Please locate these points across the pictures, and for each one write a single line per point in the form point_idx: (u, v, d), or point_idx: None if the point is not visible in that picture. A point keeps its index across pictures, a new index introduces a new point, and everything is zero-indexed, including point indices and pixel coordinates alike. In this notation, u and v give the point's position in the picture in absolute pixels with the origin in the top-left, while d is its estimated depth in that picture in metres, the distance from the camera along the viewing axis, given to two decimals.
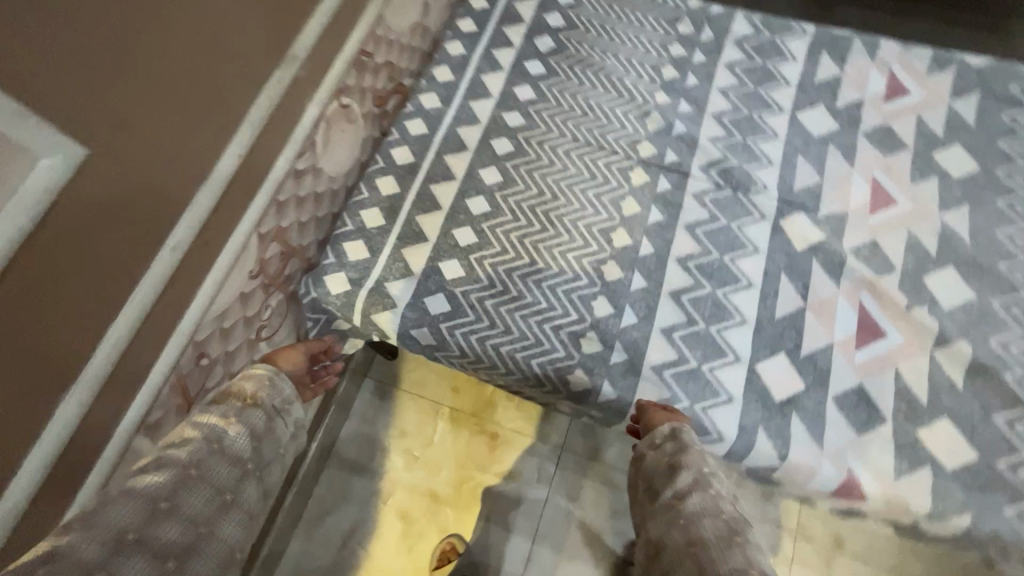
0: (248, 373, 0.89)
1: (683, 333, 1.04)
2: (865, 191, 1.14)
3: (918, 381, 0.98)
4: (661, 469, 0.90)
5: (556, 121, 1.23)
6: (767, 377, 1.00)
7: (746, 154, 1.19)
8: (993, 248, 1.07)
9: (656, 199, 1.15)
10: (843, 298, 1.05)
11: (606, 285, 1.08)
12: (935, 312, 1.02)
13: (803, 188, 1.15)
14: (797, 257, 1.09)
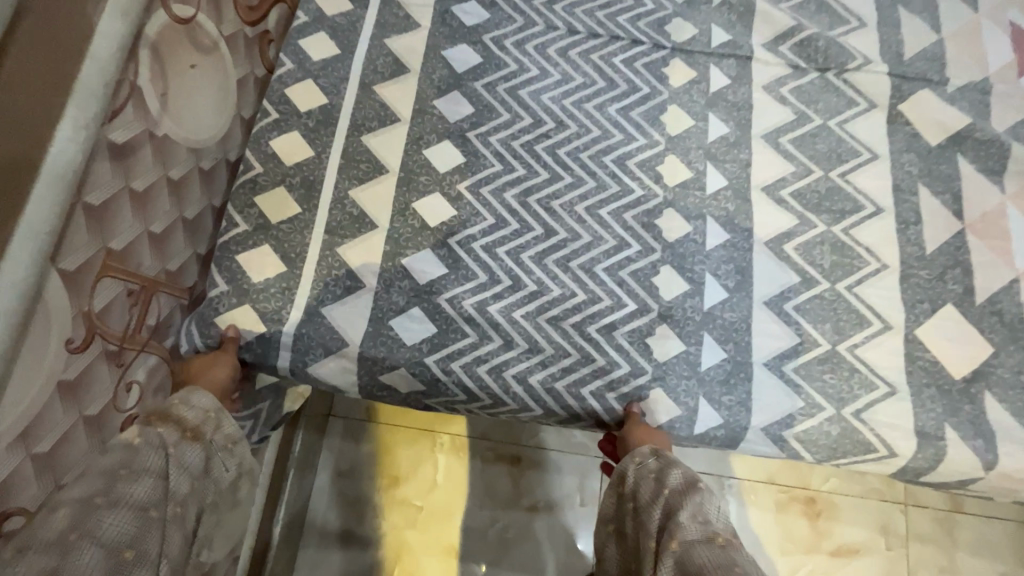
0: (188, 398, 0.57)
1: (800, 301, 0.67)
2: (1005, 43, 0.77)
3: None
4: (646, 488, 0.59)
5: (536, 8, 0.79)
6: (937, 346, 0.66)
7: (826, 15, 0.79)
8: None
9: (714, 103, 0.75)
10: (1014, 205, 0.70)
11: (671, 247, 0.69)
12: None
13: (920, 54, 0.77)
14: (936, 154, 0.72)
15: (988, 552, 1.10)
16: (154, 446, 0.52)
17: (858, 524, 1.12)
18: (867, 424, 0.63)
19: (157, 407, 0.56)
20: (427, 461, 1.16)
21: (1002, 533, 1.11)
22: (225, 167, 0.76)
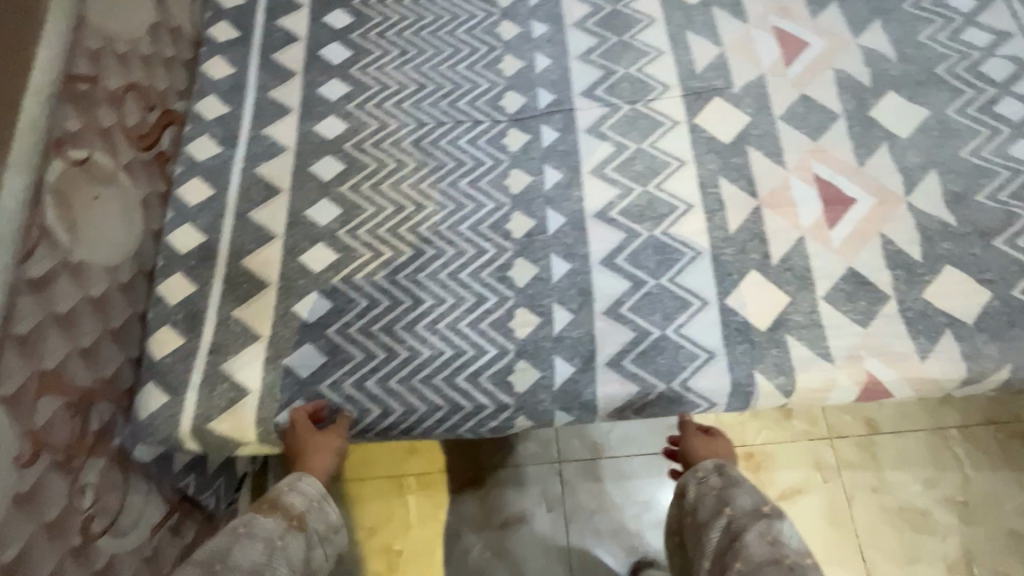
0: (297, 484, 0.73)
1: (632, 303, 0.80)
2: (772, 44, 0.95)
3: (908, 238, 0.81)
4: (708, 505, 0.82)
5: (387, 109, 0.93)
6: (746, 309, 0.79)
7: (629, 54, 0.96)
8: (920, 55, 0.92)
9: (547, 155, 0.89)
10: (795, 176, 0.86)
11: (523, 290, 0.81)
12: (895, 147, 0.87)
13: (709, 66, 0.94)
14: (730, 149, 0.88)
15: (910, 464, 1.23)
16: (264, 537, 0.66)
17: (795, 466, 1.24)
18: (691, 389, 0.76)
19: (278, 495, 0.72)
20: (398, 505, 1.22)
21: (917, 442, 1.24)
22: (143, 277, 0.85)
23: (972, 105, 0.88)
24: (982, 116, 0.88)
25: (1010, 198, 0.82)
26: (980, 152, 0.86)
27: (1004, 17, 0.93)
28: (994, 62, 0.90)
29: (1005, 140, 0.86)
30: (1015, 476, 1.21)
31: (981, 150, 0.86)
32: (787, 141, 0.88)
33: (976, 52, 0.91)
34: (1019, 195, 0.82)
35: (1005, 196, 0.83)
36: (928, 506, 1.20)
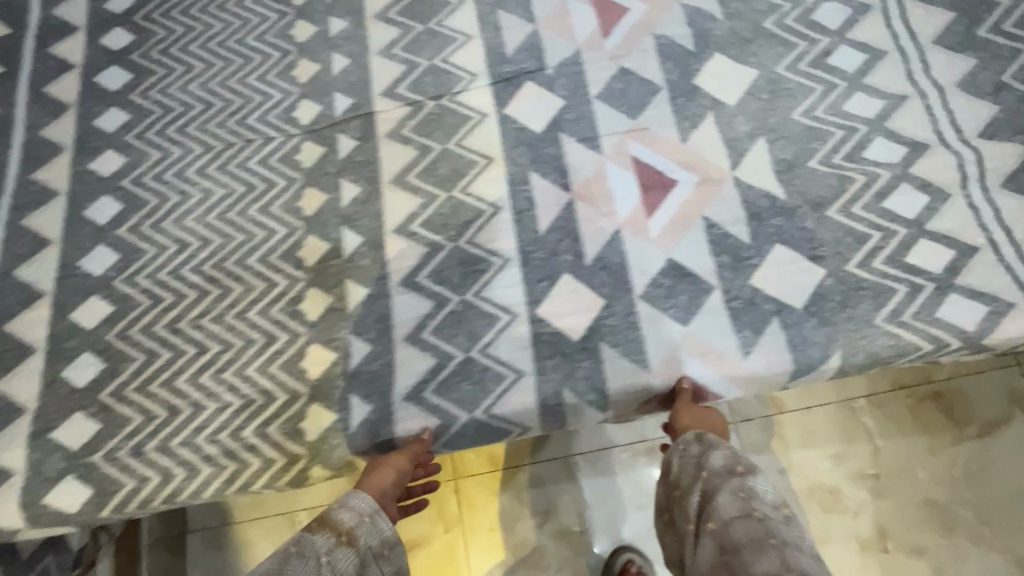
0: (346, 499, 0.66)
1: (435, 325, 0.73)
2: (589, 14, 0.86)
3: (733, 218, 0.74)
4: (689, 474, 0.65)
5: (171, 135, 0.84)
6: (558, 317, 0.72)
7: (435, 44, 0.87)
8: (748, 9, 0.83)
9: (344, 168, 0.81)
10: (611, 162, 0.78)
11: (315, 324, 0.74)
12: (721, 116, 0.79)
13: (520, 47, 0.85)
14: (542, 139, 0.80)
15: (817, 442, 1.16)
16: (309, 556, 0.59)
17: None
18: (497, 416, 0.69)
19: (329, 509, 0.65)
20: None
21: (825, 417, 1.18)
22: None
23: (804, 61, 0.80)
24: (815, 72, 0.79)
25: (845, 160, 0.75)
26: (812, 112, 0.77)
27: None
28: (827, 8, 0.82)
29: (839, 95, 0.78)
30: (926, 442, 1.15)
31: (815, 109, 0.77)
32: (603, 123, 0.80)
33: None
34: (854, 156, 0.75)
35: (839, 159, 0.75)
36: (836, 484, 1.14)
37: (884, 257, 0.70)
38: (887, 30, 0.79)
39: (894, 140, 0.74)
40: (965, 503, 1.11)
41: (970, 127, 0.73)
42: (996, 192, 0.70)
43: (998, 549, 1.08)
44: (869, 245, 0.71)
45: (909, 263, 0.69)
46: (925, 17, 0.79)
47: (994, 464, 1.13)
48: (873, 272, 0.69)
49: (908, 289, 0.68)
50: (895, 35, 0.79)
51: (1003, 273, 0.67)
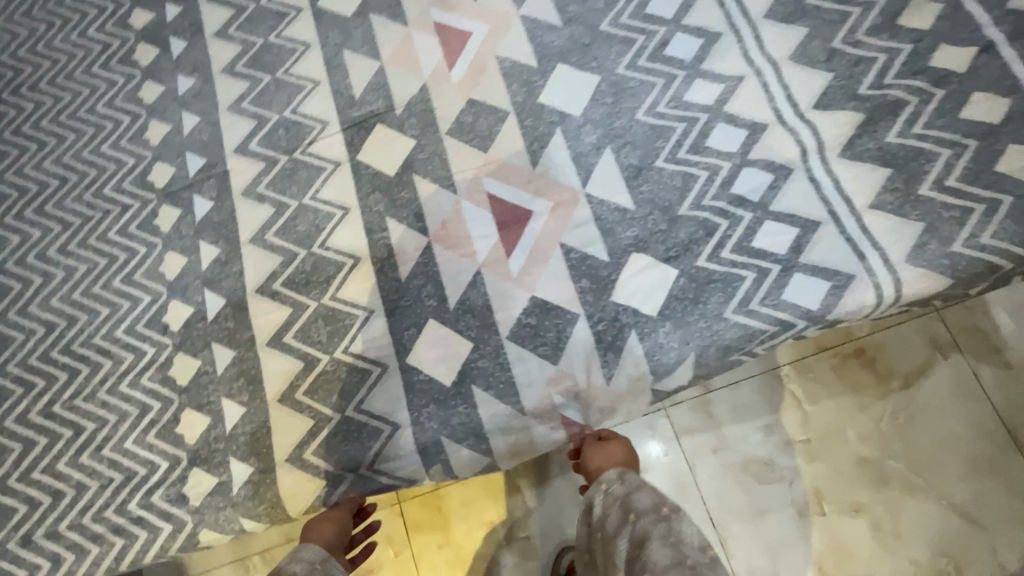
0: (297, 552, 0.71)
1: (306, 387, 0.73)
2: (430, 45, 0.84)
3: (590, 242, 0.73)
4: (613, 517, 0.75)
5: (29, 217, 0.84)
6: (430, 366, 0.72)
7: (283, 92, 0.85)
8: (587, 14, 0.82)
9: (202, 229, 0.80)
10: (468, 203, 0.76)
11: (187, 389, 0.74)
12: (568, 129, 0.78)
13: (366, 87, 0.84)
14: (395, 183, 0.79)
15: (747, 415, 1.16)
16: None
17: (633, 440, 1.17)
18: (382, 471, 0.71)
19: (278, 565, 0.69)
20: None
21: (753, 389, 1.18)
22: None
23: (644, 57, 0.79)
24: (656, 68, 0.78)
25: (689, 153, 0.74)
26: (655, 108, 0.77)
27: None
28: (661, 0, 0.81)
29: (679, 85, 0.77)
30: (853, 400, 1.15)
31: (657, 104, 0.77)
32: (454, 157, 0.79)
33: None
34: (697, 148, 0.74)
35: (683, 153, 0.74)
36: (771, 455, 1.14)
37: (732, 246, 0.70)
38: (722, 14, 0.78)
39: (734, 124, 0.74)
40: (895, 455, 1.12)
41: (806, 100, 0.73)
42: (834, 161, 0.70)
43: (930, 498, 1.10)
44: (718, 236, 0.70)
45: (756, 248, 0.69)
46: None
47: (920, 413, 1.13)
48: (722, 265, 0.69)
49: (756, 275, 0.68)
50: (729, 18, 0.78)
51: (844, 244, 0.67)
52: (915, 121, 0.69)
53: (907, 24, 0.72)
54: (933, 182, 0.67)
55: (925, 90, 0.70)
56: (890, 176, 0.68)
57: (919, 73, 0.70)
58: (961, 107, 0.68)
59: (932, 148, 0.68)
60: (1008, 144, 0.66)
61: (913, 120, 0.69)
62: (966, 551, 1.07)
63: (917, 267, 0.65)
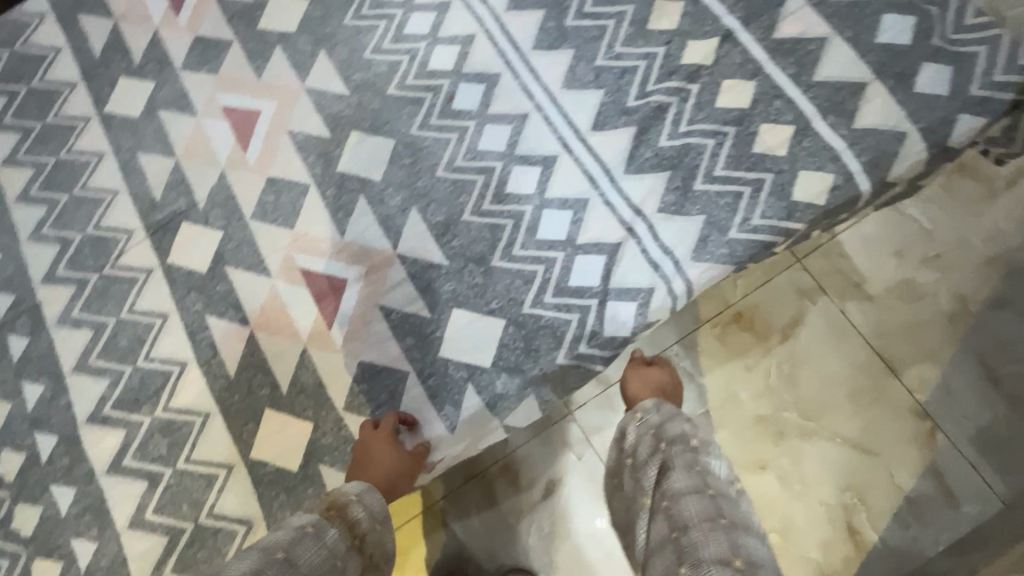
0: (365, 499, 0.64)
1: (155, 505, 0.72)
2: (223, 132, 0.84)
3: (408, 298, 0.74)
4: (646, 445, 0.73)
5: None
6: (274, 456, 0.72)
7: (84, 207, 0.83)
8: (368, 72, 0.83)
9: (21, 368, 0.77)
10: (281, 282, 0.77)
11: (33, 539, 0.72)
12: (370, 191, 0.78)
13: (166, 186, 0.83)
14: (209, 279, 0.78)
15: None
16: (328, 550, 0.57)
17: None
18: None
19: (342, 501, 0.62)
20: None
21: None
22: None
23: (428, 106, 0.80)
24: (442, 113, 0.79)
25: (493, 205, 0.75)
26: (450, 159, 0.78)
27: None
28: (435, 44, 0.82)
29: (472, 135, 0.78)
30: (741, 363, 1.20)
31: (456, 158, 0.78)
32: (265, 244, 0.78)
33: (421, 43, 0.82)
34: (500, 197, 0.75)
35: (487, 205, 0.75)
36: None
37: (553, 289, 0.71)
38: (494, 49, 0.80)
39: (528, 165, 0.75)
40: (786, 406, 1.17)
41: (584, 122, 0.75)
42: (622, 180, 0.72)
43: (825, 438, 1.15)
44: (537, 283, 0.72)
45: (573, 286, 0.71)
46: (522, 25, 0.79)
47: (803, 360, 1.19)
48: (543, 309, 0.71)
49: (580, 314, 0.70)
50: (501, 52, 0.79)
51: (640, 257, 0.70)
52: (680, 120, 0.72)
53: (656, 27, 0.75)
54: (704, 176, 0.70)
55: (682, 88, 0.73)
56: (668, 178, 0.71)
57: (674, 73, 0.74)
58: (717, 97, 0.72)
59: (698, 141, 0.71)
60: (761, 125, 0.70)
61: (678, 120, 0.72)
62: (867, 480, 1.13)
63: (703, 262, 0.68)
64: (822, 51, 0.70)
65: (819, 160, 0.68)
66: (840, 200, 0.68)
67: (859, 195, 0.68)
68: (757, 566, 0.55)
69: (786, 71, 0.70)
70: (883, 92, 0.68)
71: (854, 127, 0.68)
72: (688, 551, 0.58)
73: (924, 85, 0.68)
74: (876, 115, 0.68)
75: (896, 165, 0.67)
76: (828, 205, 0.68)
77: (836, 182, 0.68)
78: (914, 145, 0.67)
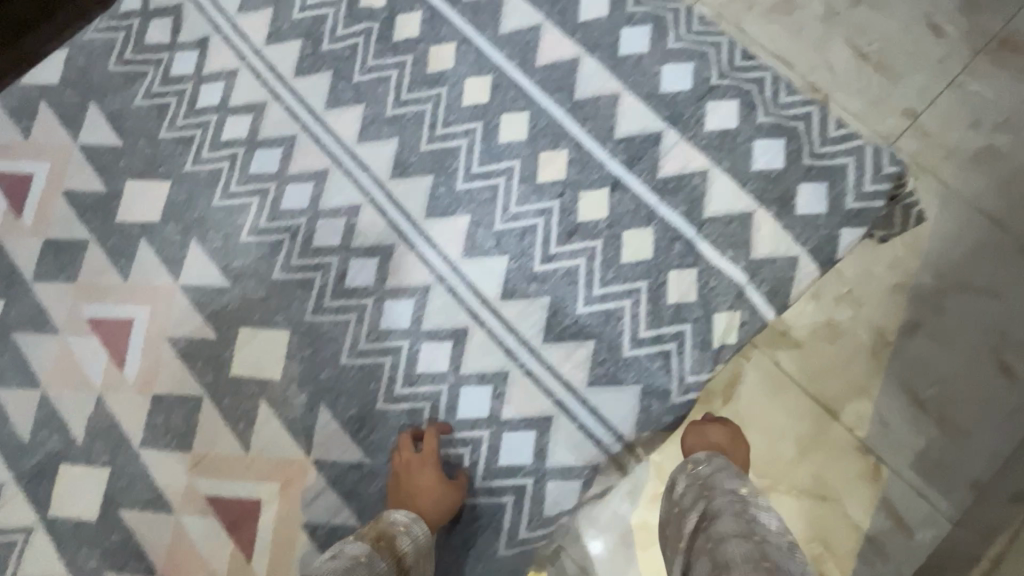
0: (414, 525, 0.60)
1: None
2: (94, 349, 0.75)
3: (332, 507, 0.68)
4: (691, 493, 0.61)
5: None
6: None
7: None
8: (248, 257, 0.76)
9: None
10: (186, 514, 0.69)
11: None
12: (271, 392, 0.72)
13: (35, 424, 0.73)
14: (102, 526, 0.69)
15: None
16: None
17: None
18: None
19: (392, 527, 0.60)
20: None
21: None
22: None
23: (320, 287, 0.75)
24: (336, 293, 0.74)
25: (406, 387, 0.71)
26: (353, 343, 0.73)
27: (311, 155, 0.79)
28: (317, 219, 0.77)
29: (373, 316, 0.73)
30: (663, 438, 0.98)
31: (359, 342, 0.72)
32: (160, 472, 0.70)
33: (301, 218, 0.77)
34: (411, 378, 0.71)
35: (399, 389, 0.71)
36: None
37: (482, 472, 0.68)
38: (382, 218, 0.76)
39: (437, 340, 0.72)
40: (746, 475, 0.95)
41: (493, 292, 0.72)
42: (543, 349, 0.70)
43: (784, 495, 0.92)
44: (465, 467, 0.68)
45: (505, 466, 0.67)
46: (408, 190, 0.76)
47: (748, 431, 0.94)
48: (477, 496, 0.67)
49: (515, 496, 0.67)
50: (390, 221, 0.75)
51: (577, 432, 0.67)
52: (593, 282, 0.70)
53: (545, 179, 0.73)
54: (631, 343, 0.68)
55: (586, 247, 0.71)
56: (594, 348, 0.69)
57: (568, 224, 0.72)
58: (620, 252, 0.70)
59: (615, 306, 0.69)
60: (663, 270, 0.69)
61: (591, 282, 0.70)
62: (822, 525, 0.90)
63: (635, 424, 0.66)
64: (705, 185, 0.70)
65: (726, 299, 0.68)
66: (751, 333, 0.68)
67: (767, 324, 0.68)
68: None
69: (677, 211, 0.70)
70: (769, 219, 0.69)
71: (751, 259, 0.68)
72: None
73: (804, 206, 0.69)
74: (768, 244, 0.69)
75: (795, 288, 0.68)
76: (740, 340, 0.67)
77: (744, 318, 0.67)
78: (807, 268, 0.68)
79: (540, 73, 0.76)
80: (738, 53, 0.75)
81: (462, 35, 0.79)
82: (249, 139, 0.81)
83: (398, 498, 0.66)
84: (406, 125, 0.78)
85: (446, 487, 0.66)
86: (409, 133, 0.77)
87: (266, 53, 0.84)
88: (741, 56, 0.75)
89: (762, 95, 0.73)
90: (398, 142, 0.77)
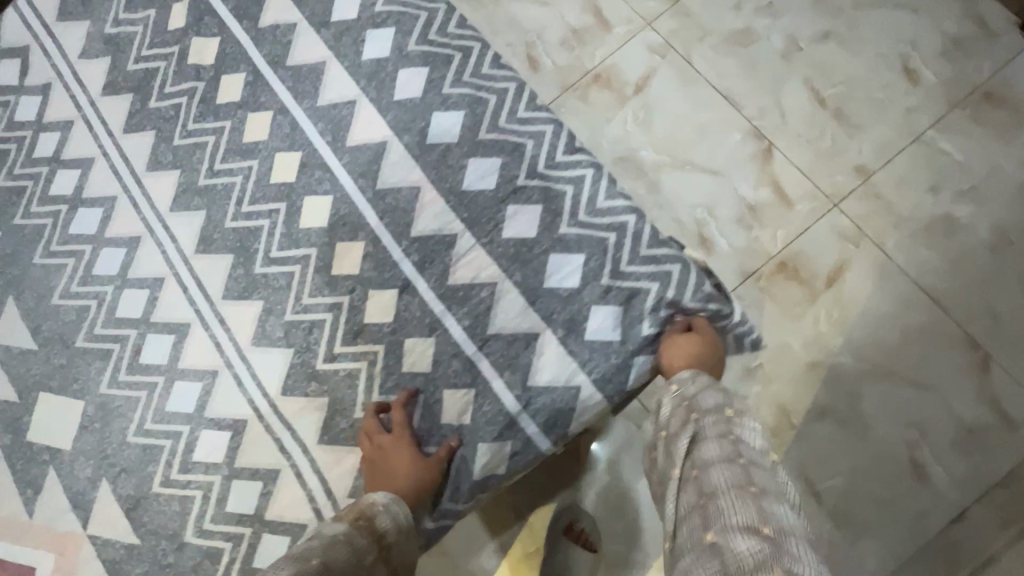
0: (392, 507, 0.59)
1: None
2: None
3: None
4: (677, 419, 0.57)
5: None
6: None
7: None
8: (56, 320, 0.76)
9: None
10: None
11: None
12: (60, 461, 0.73)
13: None
14: None
15: None
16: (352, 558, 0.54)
17: None
18: None
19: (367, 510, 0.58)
20: None
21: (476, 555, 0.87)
22: None
23: (117, 359, 0.74)
24: (131, 367, 0.74)
25: (181, 473, 0.70)
26: (141, 421, 0.72)
27: (127, 219, 0.77)
28: (122, 288, 0.76)
29: (160, 396, 0.72)
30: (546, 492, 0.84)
31: (145, 421, 0.72)
32: None
33: (109, 285, 0.76)
34: (186, 465, 0.70)
35: (174, 474, 0.70)
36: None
37: (239, 570, 0.67)
38: (182, 293, 0.74)
39: (216, 428, 0.70)
40: (614, 537, 0.84)
41: (273, 386, 0.70)
42: (314, 450, 0.68)
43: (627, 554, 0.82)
44: (224, 562, 0.67)
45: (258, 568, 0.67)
46: (210, 268, 0.74)
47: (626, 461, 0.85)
48: None
49: None
50: (190, 298, 0.74)
51: None
52: (371, 388, 0.67)
53: (339, 272, 0.70)
54: None
55: (368, 350, 0.68)
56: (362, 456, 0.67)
57: (354, 322, 0.69)
58: (400, 361, 0.67)
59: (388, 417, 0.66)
60: (439, 385, 0.65)
61: (368, 388, 0.67)
62: None
63: None
64: (493, 299, 0.65)
65: (495, 427, 0.64)
66: (520, 463, 0.64)
67: (539, 454, 0.64)
68: (790, 535, 0.42)
69: (462, 323, 0.66)
70: (554, 342, 0.64)
71: (529, 385, 0.64)
72: (718, 523, 0.44)
73: (595, 330, 0.63)
74: (550, 369, 0.63)
75: (573, 421, 0.63)
76: (508, 470, 0.64)
77: (513, 448, 0.63)
78: (589, 400, 0.63)
79: (349, 154, 0.71)
80: (562, 146, 0.68)
81: (279, 104, 0.75)
82: (74, 197, 0.80)
83: (373, 474, 0.64)
84: (216, 197, 0.75)
85: (421, 466, 0.63)
86: (218, 207, 0.75)
87: (100, 104, 0.82)
88: (566, 149, 0.68)
89: (575, 199, 0.66)
90: (205, 215, 0.75)
